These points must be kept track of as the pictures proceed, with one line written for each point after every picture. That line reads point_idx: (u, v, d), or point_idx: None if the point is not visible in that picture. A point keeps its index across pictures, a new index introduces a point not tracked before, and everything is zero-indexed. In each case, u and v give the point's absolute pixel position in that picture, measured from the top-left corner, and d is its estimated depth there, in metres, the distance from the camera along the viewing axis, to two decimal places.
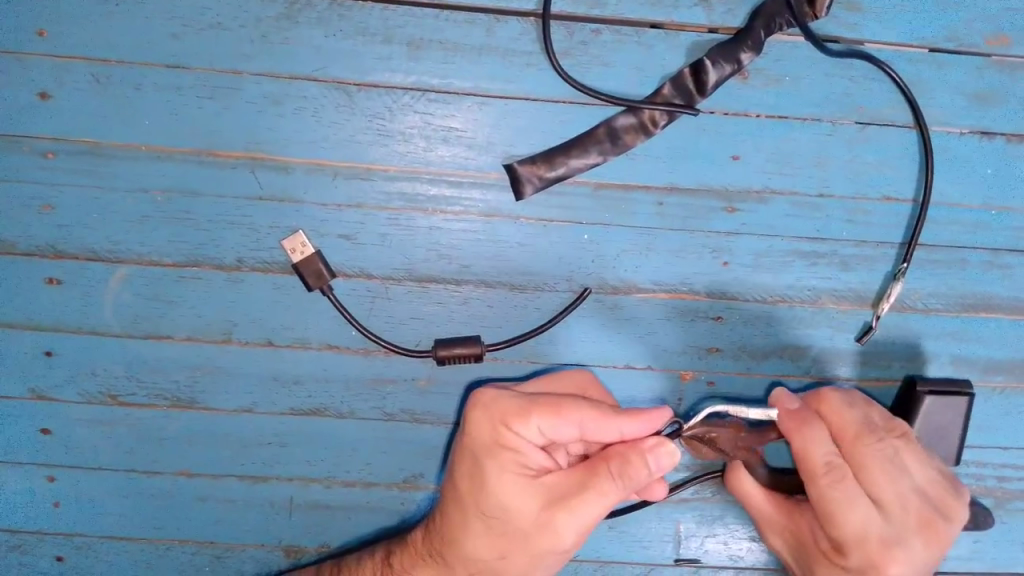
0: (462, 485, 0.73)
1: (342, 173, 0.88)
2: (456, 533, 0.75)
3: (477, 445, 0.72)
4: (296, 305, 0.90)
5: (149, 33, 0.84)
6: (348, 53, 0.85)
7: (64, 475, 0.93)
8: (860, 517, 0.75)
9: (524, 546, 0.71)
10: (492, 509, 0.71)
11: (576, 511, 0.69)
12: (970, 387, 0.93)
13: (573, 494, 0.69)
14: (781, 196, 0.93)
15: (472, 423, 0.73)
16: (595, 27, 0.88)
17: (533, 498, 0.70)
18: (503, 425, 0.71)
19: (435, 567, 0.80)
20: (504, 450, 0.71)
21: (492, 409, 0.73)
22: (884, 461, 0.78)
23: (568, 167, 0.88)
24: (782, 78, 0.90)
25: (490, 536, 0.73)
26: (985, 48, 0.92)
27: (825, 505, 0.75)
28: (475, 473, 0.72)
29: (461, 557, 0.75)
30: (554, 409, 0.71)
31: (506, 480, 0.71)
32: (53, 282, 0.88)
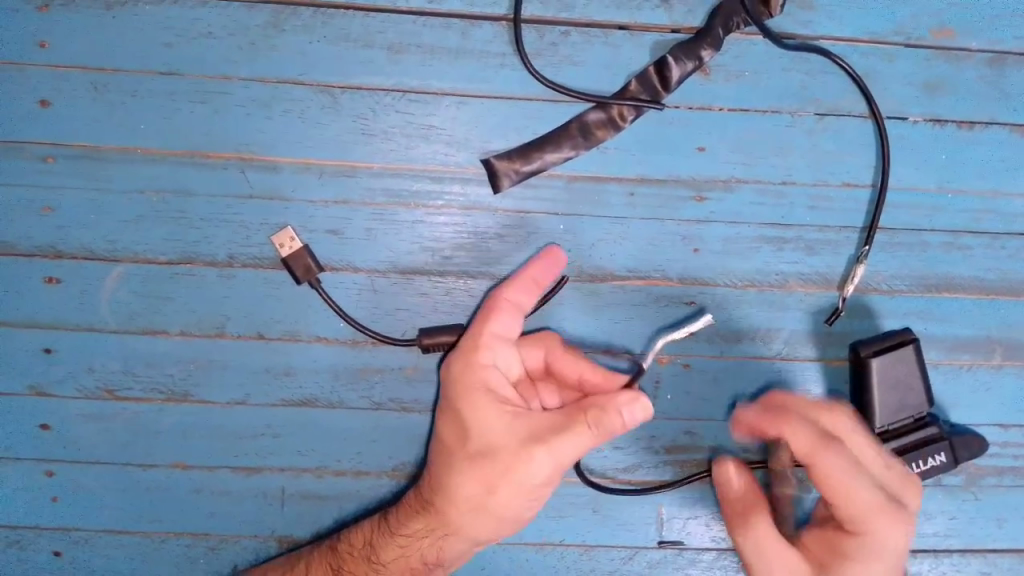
0: (451, 429, 0.80)
1: (327, 170, 0.93)
2: (446, 475, 0.80)
3: (457, 384, 0.81)
4: (287, 298, 0.94)
5: (143, 42, 0.89)
6: (333, 57, 0.91)
7: (62, 470, 0.96)
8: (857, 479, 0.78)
9: (508, 482, 0.76)
10: (476, 446, 0.77)
11: (553, 445, 0.74)
12: (912, 334, 0.95)
13: (547, 429, 0.75)
14: (746, 184, 0.98)
15: (450, 368, 0.83)
16: (564, 29, 0.93)
17: (512, 433, 0.76)
18: (476, 363, 0.81)
19: (430, 522, 0.83)
20: (484, 389, 0.79)
21: (465, 353, 0.82)
22: (856, 433, 0.84)
23: (542, 161, 0.93)
24: (741, 73, 0.96)
25: (475, 474, 0.77)
26: (932, 41, 0.98)
27: (828, 475, 0.78)
28: (461, 413, 0.79)
29: (453, 503, 0.80)
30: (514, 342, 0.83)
31: (486, 414, 0.78)
32: (52, 281, 0.92)
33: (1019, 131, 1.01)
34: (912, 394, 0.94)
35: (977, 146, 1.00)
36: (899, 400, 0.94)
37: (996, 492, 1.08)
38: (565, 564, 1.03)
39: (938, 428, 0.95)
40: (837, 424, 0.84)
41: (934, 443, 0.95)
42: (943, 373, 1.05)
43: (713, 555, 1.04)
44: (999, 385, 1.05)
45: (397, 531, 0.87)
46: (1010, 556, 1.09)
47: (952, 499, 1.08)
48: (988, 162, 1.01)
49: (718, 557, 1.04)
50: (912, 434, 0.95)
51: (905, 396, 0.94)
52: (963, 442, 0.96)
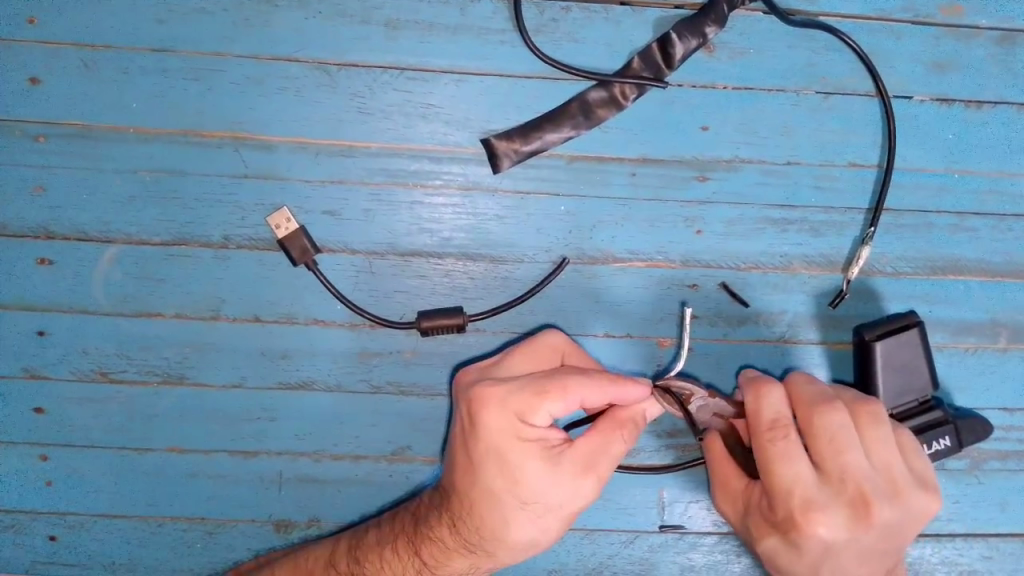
0: (485, 483, 0.71)
1: (323, 149, 0.91)
2: (494, 526, 0.73)
3: (497, 439, 0.70)
4: (284, 280, 0.92)
5: (136, 19, 0.87)
6: (330, 34, 0.89)
7: (57, 454, 0.95)
8: (792, 472, 0.67)
9: (566, 520, 0.72)
10: (532, 497, 0.70)
11: (604, 471, 0.71)
12: (917, 317, 0.94)
13: (601, 461, 0.71)
14: (751, 165, 0.96)
15: (490, 423, 0.70)
16: (565, 5, 0.92)
17: (569, 477, 0.70)
18: (522, 418, 0.69)
19: (473, 558, 0.78)
20: (532, 437, 0.70)
21: (507, 405, 0.69)
22: (842, 430, 0.69)
23: (542, 141, 0.91)
24: (746, 50, 0.94)
25: (533, 521, 0.71)
26: (940, 18, 0.96)
27: (761, 458, 0.69)
28: (502, 465, 0.70)
29: (506, 547, 0.74)
30: (564, 389, 0.69)
31: (534, 465, 0.69)
32: (45, 262, 0.91)
33: None
34: (918, 376, 0.93)
35: (984, 126, 0.99)
36: (902, 384, 0.93)
37: (1000, 476, 1.07)
38: (565, 547, 1.02)
39: (943, 411, 0.93)
40: (812, 421, 0.70)
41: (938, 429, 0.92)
42: (948, 357, 1.03)
43: (714, 539, 1.03)
44: (1004, 368, 1.04)
45: (435, 570, 0.81)
46: (1013, 541, 1.08)
47: (956, 483, 1.07)
48: (996, 142, 0.99)
49: (719, 541, 1.03)
50: (917, 418, 0.93)
51: (909, 380, 0.93)
52: (972, 426, 0.93)
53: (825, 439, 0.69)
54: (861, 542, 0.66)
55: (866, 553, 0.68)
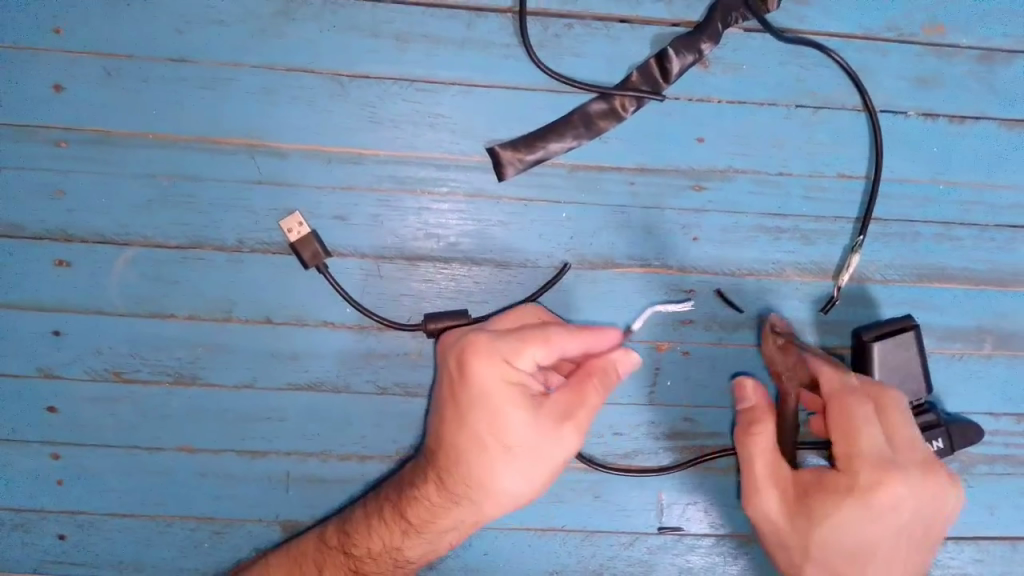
0: (472, 431, 0.74)
1: (334, 157, 0.94)
2: (480, 473, 0.75)
3: (484, 386, 0.73)
4: (294, 282, 0.95)
5: (156, 30, 0.91)
6: (342, 46, 0.93)
7: (68, 453, 0.96)
8: (872, 437, 0.74)
9: (550, 469, 0.74)
10: (516, 443, 0.73)
11: (585, 420, 0.74)
12: (914, 322, 0.98)
13: (580, 409, 0.73)
14: (744, 175, 1.00)
15: (478, 369, 0.73)
16: (567, 21, 0.96)
17: (550, 423, 0.73)
18: (509, 364, 0.72)
19: (459, 513, 0.80)
20: (515, 383, 0.73)
21: (494, 351, 0.73)
22: (904, 404, 0.77)
23: (546, 150, 0.95)
24: (739, 66, 0.98)
25: (515, 468, 0.74)
26: (923, 37, 1.01)
27: (842, 417, 0.76)
28: (489, 414, 0.73)
29: (491, 495, 0.76)
30: (546, 337, 0.73)
31: (518, 412, 0.72)
32: (62, 264, 0.93)
33: (1007, 125, 1.03)
34: (912, 378, 0.96)
35: (966, 139, 1.03)
36: (896, 385, 0.97)
37: (988, 480, 1.10)
38: (567, 550, 1.04)
39: (935, 416, 0.97)
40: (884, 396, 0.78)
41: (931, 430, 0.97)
42: (936, 361, 1.07)
43: (712, 541, 1.06)
44: (990, 373, 1.08)
45: (422, 529, 0.84)
46: (1002, 544, 1.11)
47: None
48: (978, 155, 1.04)
49: (717, 543, 1.06)
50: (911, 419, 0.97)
51: (904, 383, 0.96)
52: (960, 433, 0.98)
53: (896, 410, 0.77)
54: (923, 505, 0.73)
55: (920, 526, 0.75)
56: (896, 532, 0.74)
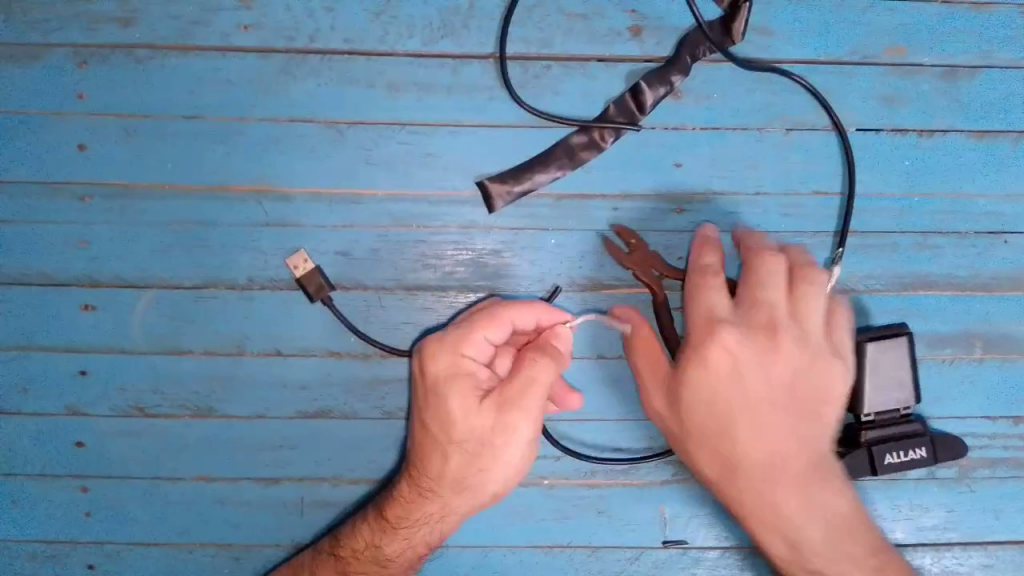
0: (431, 420, 0.88)
1: (335, 198, 1.02)
2: (438, 462, 0.89)
3: (438, 376, 0.87)
4: (302, 316, 1.02)
5: (169, 90, 1.00)
6: (338, 96, 1.01)
7: (96, 486, 1.03)
8: (713, 300, 0.92)
9: (494, 453, 0.85)
10: (462, 430, 0.86)
11: (523, 406, 0.83)
12: (906, 327, 1.01)
13: (518, 397, 0.83)
14: (723, 196, 1.06)
15: (431, 361, 0.87)
16: (547, 63, 1.03)
17: (488, 410, 0.84)
18: (457, 353, 0.86)
19: (430, 505, 0.92)
20: (460, 372, 0.86)
21: (448, 342, 0.87)
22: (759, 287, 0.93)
23: (532, 181, 1.02)
24: (710, 95, 1.04)
25: (466, 454, 0.87)
26: (887, 58, 1.06)
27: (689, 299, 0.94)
28: (439, 402, 0.86)
29: (450, 480, 0.89)
30: (490, 322, 0.87)
31: (462, 399, 0.85)
32: (88, 308, 1.01)
33: (976, 136, 1.08)
34: (902, 389, 1.01)
35: (937, 152, 1.07)
36: (886, 389, 1.01)
37: (989, 483, 1.11)
38: (573, 565, 1.07)
39: (922, 425, 1.03)
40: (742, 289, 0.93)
41: (912, 440, 1.02)
42: (926, 367, 1.10)
43: (717, 553, 1.08)
44: (982, 377, 1.10)
45: (398, 525, 0.95)
46: (1009, 547, 1.12)
47: (947, 491, 1.11)
48: (950, 166, 1.08)
49: (722, 555, 1.08)
50: (895, 427, 1.02)
51: (894, 388, 1.01)
52: (949, 445, 1.04)
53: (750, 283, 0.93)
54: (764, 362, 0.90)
55: (781, 382, 0.91)
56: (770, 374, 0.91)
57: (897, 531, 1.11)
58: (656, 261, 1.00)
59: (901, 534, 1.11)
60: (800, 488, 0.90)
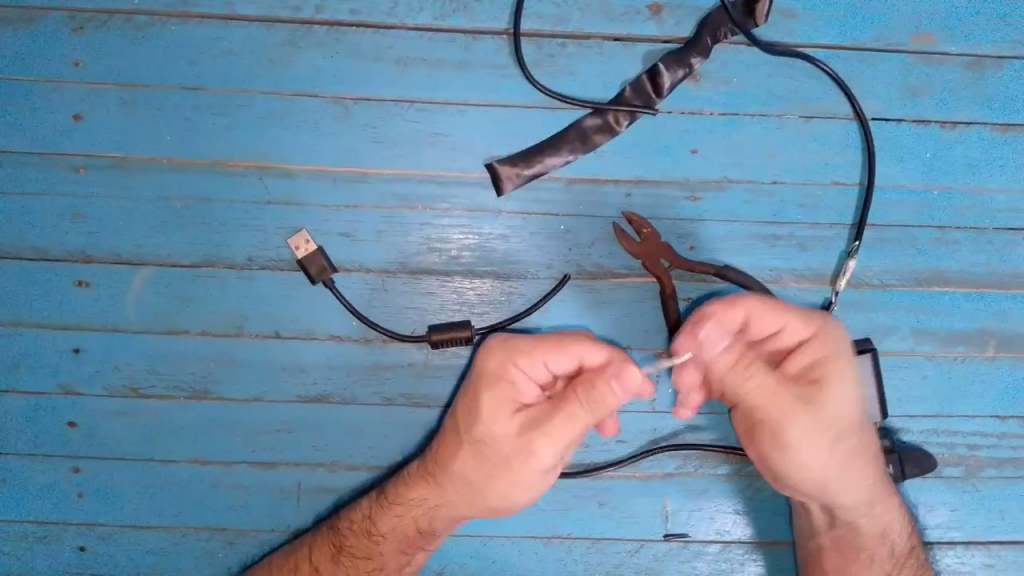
0: (464, 415, 0.87)
1: (339, 176, 0.98)
2: (450, 458, 0.88)
3: (486, 375, 0.84)
4: (303, 298, 0.99)
5: (169, 61, 0.96)
6: (345, 71, 0.97)
7: (88, 466, 1.01)
8: (771, 312, 0.85)
9: (505, 466, 0.84)
10: (480, 433, 0.85)
11: (544, 432, 0.80)
12: (870, 343, 1.01)
13: (546, 422, 0.80)
14: (739, 185, 1.03)
15: (485, 358, 0.85)
16: (561, 41, 0.99)
17: (513, 425, 0.82)
18: (513, 363, 0.83)
19: (429, 493, 0.91)
20: (504, 382, 0.83)
21: (510, 349, 0.83)
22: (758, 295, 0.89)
23: (543, 164, 0.98)
24: (729, 79, 1.01)
25: (477, 459, 0.86)
26: (912, 46, 1.03)
27: (770, 313, 0.84)
28: (474, 401, 0.85)
29: (453, 481, 0.88)
30: (559, 346, 0.81)
31: (495, 407, 0.83)
32: (82, 284, 0.97)
33: (1000, 130, 1.05)
34: (869, 408, 0.98)
35: (959, 145, 1.04)
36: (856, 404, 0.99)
37: (996, 483, 1.10)
38: (573, 557, 1.06)
39: (886, 440, 1.03)
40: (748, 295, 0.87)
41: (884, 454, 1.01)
42: (939, 365, 1.07)
43: (718, 548, 1.06)
44: (995, 376, 1.08)
45: (393, 500, 0.94)
46: (1014, 548, 1.10)
47: (953, 490, 1.09)
48: (972, 160, 1.05)
49: (723, 549, 1.06)
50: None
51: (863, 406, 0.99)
52: (914, 458, 1.03)
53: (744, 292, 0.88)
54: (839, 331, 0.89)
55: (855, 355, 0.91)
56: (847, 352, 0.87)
57: None
58: (670, 253, 0.96)
59: None
60: (865, 454, 0.91)
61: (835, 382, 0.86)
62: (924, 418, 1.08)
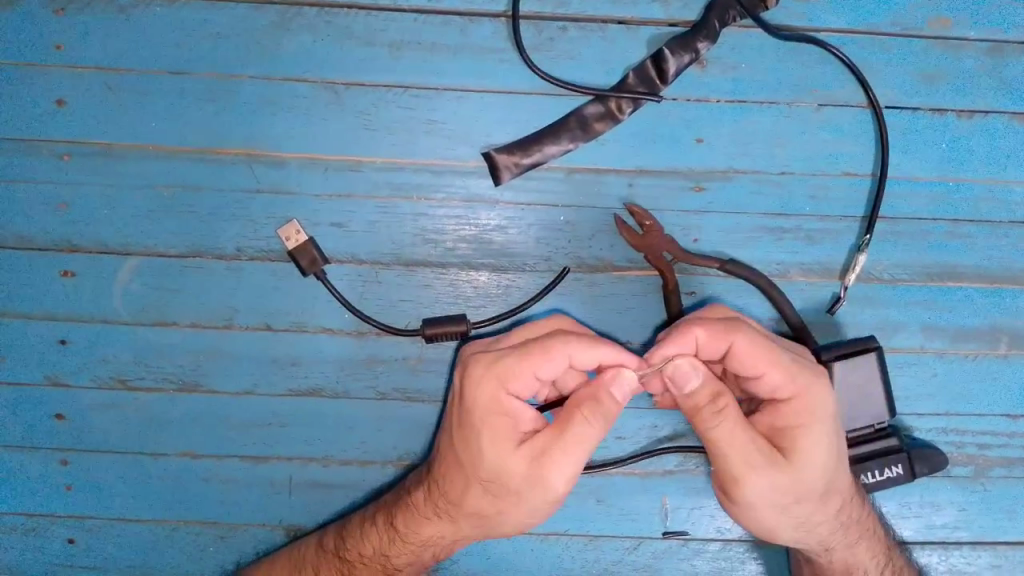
0: (462, 451, 0.80)
1: (330, 165, 0.95)
2: (457, 493, 0.83)
3: (477, 407, 0.77)
4: (294, 290, 0.96)
5: (154, 44, 0.93)
6: (336, 55, 0.93)
7: (76, 459, 0.99)
8: (757, 359, 0.77)
9: (519, 499, 0.78)
10: (487, 471, 0.78)
11: (556, 463, 0.75)
12: (874, 341, 0.97)
13: (556, 451, 0.75)
14: (746, 175, 0.99)
15: (474, 388, 0.77)
16: (561, 24, 0.95)
17: (521, 459, 0.76)
18: (503, 388, 0.77)
19: (442, 526, 0.88)
20: (499, 411, 0.77)
21: (494, 372, 0.77)
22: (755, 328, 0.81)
23: (541, 153, 0.95)
24: (737, 65, 0.97)
25: (489, 495, 0.80)
26: (929, 31, 0.98)
27: (753, 362, 0.77)
28: (472, 435, 0.78)
29: (465, 513, 0.84)
30: (545, 353, 0.75)
31: (496, 441, 0.77)
32: (67, 274, 0.95)
33: (1019, 119, 1.00)
34: (871, 406, 0.96)
35: (977, 134, 1.00)
36: (858, 407, 0.96)
37: (1006, 483, 1.07)
38: (570, 554, 1.04)
39: (898, 440, 0.98)
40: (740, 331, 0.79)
41: (893, 454, 0.97)
42: (949, 362, 1.04)
43: (718, 546, 1.04)
44: (1007, 373, 1.05)
45: (408, 538, 0.91)
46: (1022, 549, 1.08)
47: (961, 490, 1.07)
48: (989, 150, 1.01)
49: (723, 548, 1.04)
50: (873, 443, 0.97)
51: (865, 407, 0.96)
52: (925, 457, 0.98)
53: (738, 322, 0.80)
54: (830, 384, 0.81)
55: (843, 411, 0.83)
56: (835, 410, 0.79)
57: (907, 527, 1.08)
58: (672, 247, 0.93)
59: (908, 531, 1.08)
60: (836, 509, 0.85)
61: (806, 450, 0.78)
62: (933, 416, 1.05)
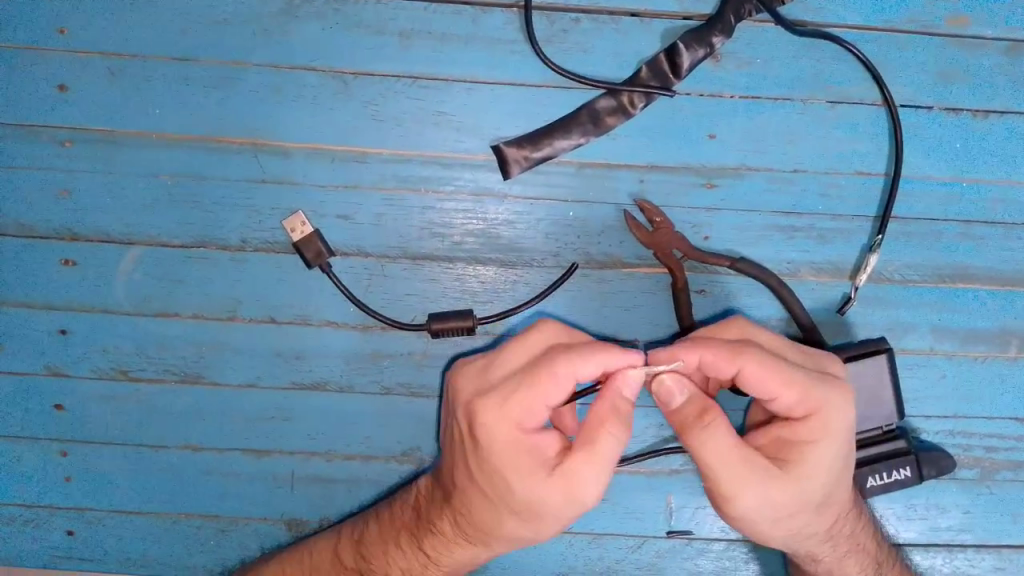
0: (489, 487, 0.76)
1: (337, 156, 0.93)
2: (487, 523, 0.79)
3: (498, 447, 0.73)
4: (298, 282, 0.95)
5: (159, 29, 0.91)
6: (344, 43, 0.91)
7: (76, 450, 0.98)
8: (762, 375, 0.75)
9: (560, 522, 0.74)
10: (521, 503, 0.74)
11: (592, 484, 0.72)
12: (885, 342, 0.96)
13: (587, 473, 0.72)
14: (758, 172, 0.98)
15: (490, 429, 0.73)
16: (574, 16, 0.93)
17: (554, 488, 0.72)
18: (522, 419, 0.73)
19: (474, 551, 0.85)
20: (521, 443, 0.73)
21: (508, 407, 0.73)
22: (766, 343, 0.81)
23: (552, 147, 0.93)
24: (752, 60, 0.95)
25: (525, 524, 0.76)
26: (946, 29, 0.97)
27: (754, 378, 0.75)
28: (499, 473, 0.74)
29: (498, 539, 0.80)
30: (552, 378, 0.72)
31: (526, 474, 0.73)
32: (68, 263, 0.94)
33: None
34: (882, 407, 0.95)
35: (992, 135, 0.99)
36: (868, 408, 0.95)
37: (1012, 486, 1.06)
38: (573, 551, 1.03)
39: (906, 442, 0.97)
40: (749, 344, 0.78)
41: (901, 457, 0.96)
42: (958, 364, 1.03)
43: (722, 546, 1.04)
44: (1016, 376, 1.04)
45: (438, 560, 0.88)
46: None
47: (966, 493, 1.06)
48: (1004, 151, 0.99)
49: (727, 548, 1.04)
50: (880, 446, 0.96)
51: (875, 408, 0.95)
52: (934, 461, 0.97)
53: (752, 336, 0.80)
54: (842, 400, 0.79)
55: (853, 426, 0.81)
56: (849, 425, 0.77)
57: (911, 529, 1.07)
58: (682, 243, 0.92)
59: (912, 533, 1.07)
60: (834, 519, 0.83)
61: (806, 461, 0.76)
62: (941, 419, 1.04)
